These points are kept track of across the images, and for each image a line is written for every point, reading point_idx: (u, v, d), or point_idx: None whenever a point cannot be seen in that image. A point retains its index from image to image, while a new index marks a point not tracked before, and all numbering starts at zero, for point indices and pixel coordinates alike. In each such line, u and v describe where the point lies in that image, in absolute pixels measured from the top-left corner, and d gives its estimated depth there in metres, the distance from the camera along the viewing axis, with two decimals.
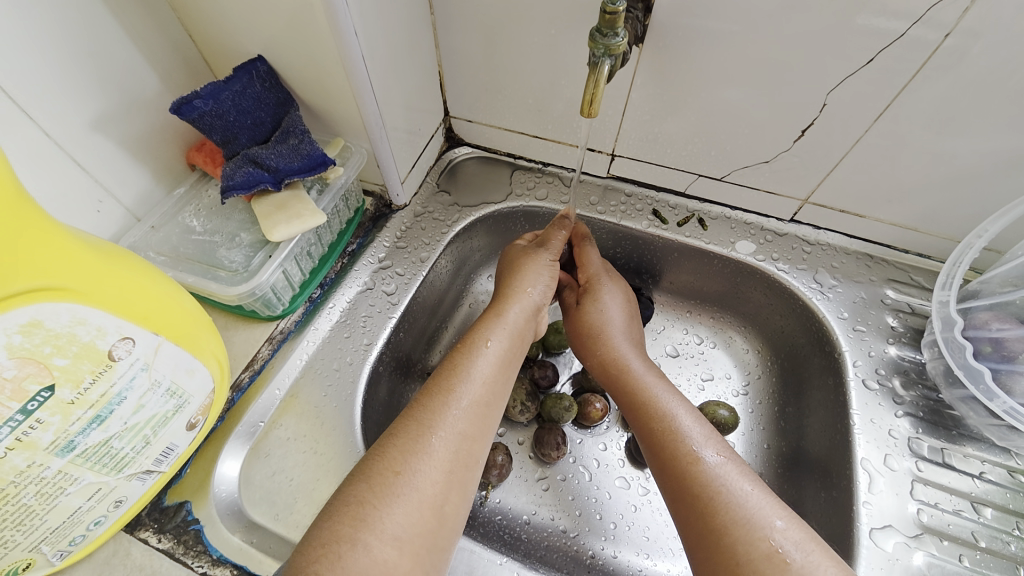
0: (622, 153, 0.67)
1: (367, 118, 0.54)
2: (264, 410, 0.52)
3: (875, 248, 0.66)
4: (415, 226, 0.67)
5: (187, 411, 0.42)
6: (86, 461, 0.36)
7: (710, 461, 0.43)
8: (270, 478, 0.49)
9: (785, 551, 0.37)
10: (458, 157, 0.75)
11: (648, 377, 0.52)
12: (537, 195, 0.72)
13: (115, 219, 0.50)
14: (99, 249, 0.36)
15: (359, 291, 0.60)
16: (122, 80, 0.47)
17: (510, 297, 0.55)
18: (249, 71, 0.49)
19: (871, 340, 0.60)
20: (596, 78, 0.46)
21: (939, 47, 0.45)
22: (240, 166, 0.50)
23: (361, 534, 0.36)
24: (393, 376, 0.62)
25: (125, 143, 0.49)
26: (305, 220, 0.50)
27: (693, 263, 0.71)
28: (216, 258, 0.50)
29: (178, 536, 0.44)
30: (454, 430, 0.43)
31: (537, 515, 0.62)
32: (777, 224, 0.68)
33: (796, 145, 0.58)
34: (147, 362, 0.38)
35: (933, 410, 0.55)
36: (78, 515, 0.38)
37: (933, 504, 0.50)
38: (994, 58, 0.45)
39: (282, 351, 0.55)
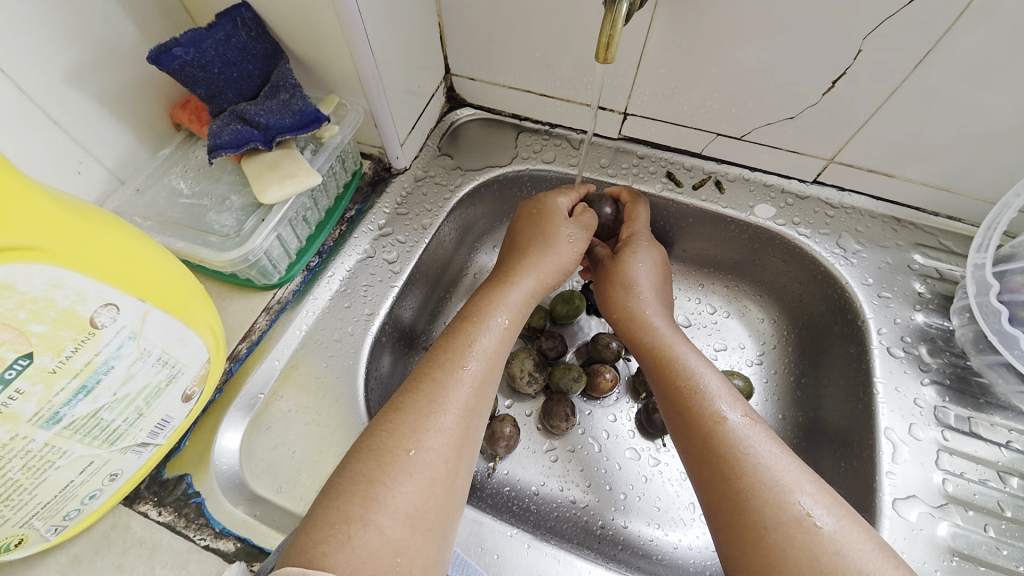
0: (635, 111, 0.63)
1: (362, 72, 0.50)
2: (263, 382, 0.50)
3: (902, 211, 0.62)
4: (416, 191, 0.64)
5: (181, 382, 0.40)
6: (74, 433, 0.35)
7: (734, 423, 0.42)
8: (271, 451, 0.48)
9: (815, 515, 0.36)
10: (460, 118, 0.71)
11: (675, 339, 0.51)
12: (545, 157, 0.68)
13: (96, 182, 0.47)
14: (73, 206, 0.33)
15: (360, 259, 0.58)
16: (94, 29, 0.43)
17: (516, 273, 0.52)
18: (233, 18, 0.45)
19: (896, 307, 0.57)
20: (612, 18, 0.43)
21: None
22: (228, 123, 0.46)
23: (372, 513, 0.34)
24: (396, 347, 0.60)
25: (102, 98, 0.45)
26: (299, 180, 0.47)
27: (709, 229, 0.67)
28: (206, 222, 0.47)
29: (179, 509, 0.43)
30: (461, 405, 0.42)
31: (547, 486, 0.60)
32: (798, 187, 0.64)
33: (824, 99, 0.54)
34: (135, 330, 0.35)
35: (960, 378, 0.53)
36: (70, 489, 0.37)
37: (959, 474, 0.48)
38: None
39: (280, 322, 0.53)
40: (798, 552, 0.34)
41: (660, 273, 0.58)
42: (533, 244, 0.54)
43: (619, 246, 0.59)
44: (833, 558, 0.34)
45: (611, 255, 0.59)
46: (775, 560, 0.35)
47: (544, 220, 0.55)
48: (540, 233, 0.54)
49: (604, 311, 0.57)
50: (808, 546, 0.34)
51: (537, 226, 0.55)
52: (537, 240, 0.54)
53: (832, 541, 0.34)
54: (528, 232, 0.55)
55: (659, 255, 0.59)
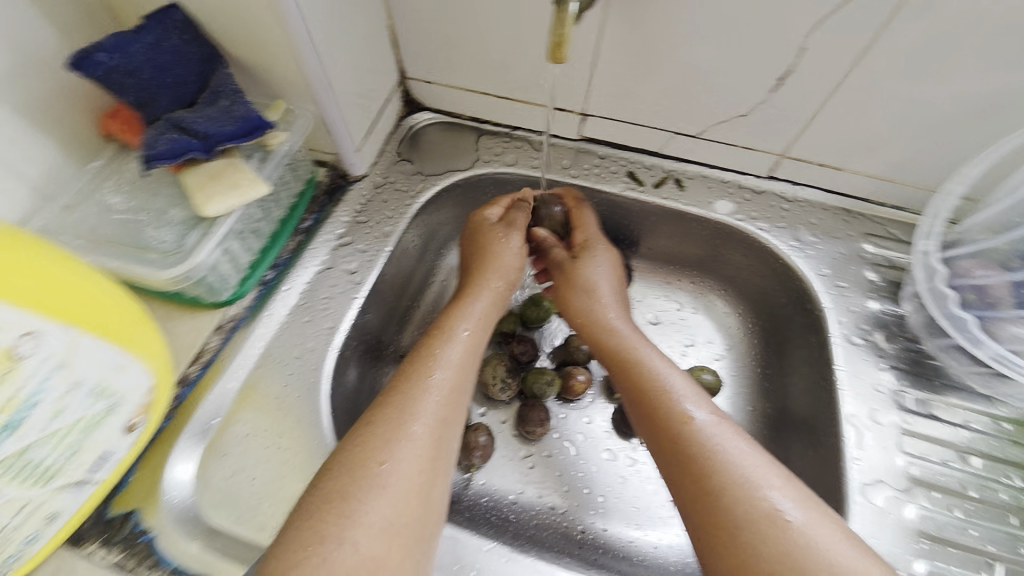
0: (594, 112, 0.63)
1: (308, 76, 0.48)
2: (216, 408, 0.47)
3: (853, 203, 0.63)
4: (376, 198, 0.62)
5: (122, 412, 0.37)
6: (4, 475, 0.31)
7: (702, 421, 0.42)
8: (228, 479, 0.45)
9: (785, 509, 0.36)
10: (418, 123, 0.69)
11: (638, 341, 0.51)
12: (505, 160, 0.67)
13: (19, 200, 0.43)
14: None
15: (319, 271, 0.56)
16: (9, 34, 0.39)
17: (477, 286, 0.53)
18: (163, 21, 0.43)
19: (852, 296, 0.58)
20: (562, 18, 0.42)
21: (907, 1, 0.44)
22: (163, 133, 0.44)
23: (347, 531, 0.33)
24: (362, 360, 0.58)
25: (22, 110, 0.42)
26: (244, 191, 0.45)
27: (670, 227, 0.68)
28: (146, 238, 0.44)
29: (127, 549, 0.40)
30: (432, 415, 0.40)
31: (524, 494, 0.59)
32: (754, 182, 0.65)
33: (773, 95, 0.54)
34: (64, 359, 0.33)
35: (915, 361, 0.54)
36: (3, 535, 0.34)
37: (921, 457, 0.50)
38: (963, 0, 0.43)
39: (234, 341, 0.50)
40: (774, 549, 0.34)
41: (618, 277, 0.58)
42: (492, 254, 0.55)
43: (575, 251, 0.58)
44: (805, 552, 0.34)
45: (569, 257, 0.58)
46: (749, 559, 0.35)
47: (486, 234, 0.56)
48: (496, 245, 0.55)
49: (568, 320, 0.57)
50: (781, 542, 0.34)
51: (480, 244, 0.56)
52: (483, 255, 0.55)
53: (801, 534, 0.35)
54: (490, 243, 0.55)
55: (615, 258, 0.59)
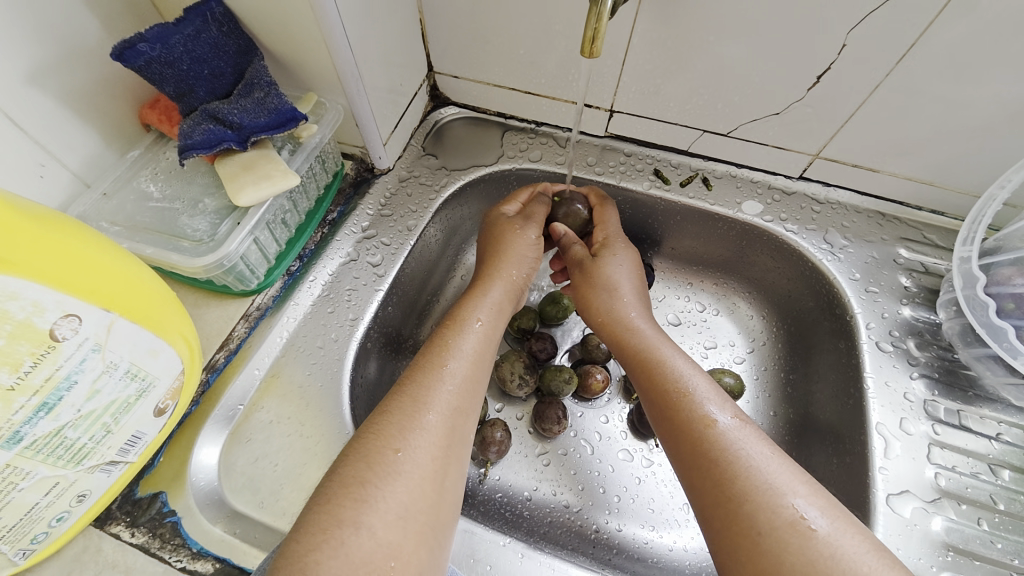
0: (622, 109, 0.62)
1: (341, 69, 0.48)
2: (242, 393, 0.48)
3: (887, 205, 0.62)
4: (400, 192, 0.62)
5: (153, 396, 0.38)
6: (36, 454, 0.32)
7: (724, 425, 0.41)
8: (252, 465, 0.46)
9: (808, 517, 0.35)
10: (444, 117, 0.69)
11: (658, 341, 0.50)
12: (530, 156, 0.67)
13: (61, 186, 0.45)
14: (26, 212, 0.31)
15: (342, 263, 0.56)
16: (56, 24, 0.40)
17: (492, 277, 0.53)
18: (202, 13, 0.43)
19: (884, 301, 0.57)
20: (597, 12, 0.41)
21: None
22: (199, 123, 0.44)
23: (364, 516, 0.33)
24: (382, 352, 0.58)
25: (67, 99, 0.43)
26: (276, 182, 0.45)
27: (696, 227, 0.67)
28: (179, 227, 0.45)
29: (153, 530, 0.41)
30: (447, 405, 0.40)
31: (539, 491, 0.59)
32: (785, 183, 0.64)
33: (809, 94, 0.53)
34: (100, 342, 0.33)
35: (949, 370, 0.53)
36: (36, 512, 0.35)
37: (950, 467, 0.48)
38: None
39: (259, 329, 0.51)
40: (795, 556, 0.34)
41: (639, 275, 0.58)
42: (507, 246, 0.55)
43: (595, 248, 0.58)
44: (830, 560, 0.33)
45: (589, 255, 0.57)
46: (771, 563, 0.34)
47: (506, 228, 0.56)
48: (513, 237, 0.55)
49: (587, 318, 0.56)
50: (804, 549, 0.34)
51: (501, 237, 0.56)
52: (499, 247, 0.55)
53: (825, 542, 0.34)
54: (508, 237, 0.55)
55: (636, 257, 0.58)
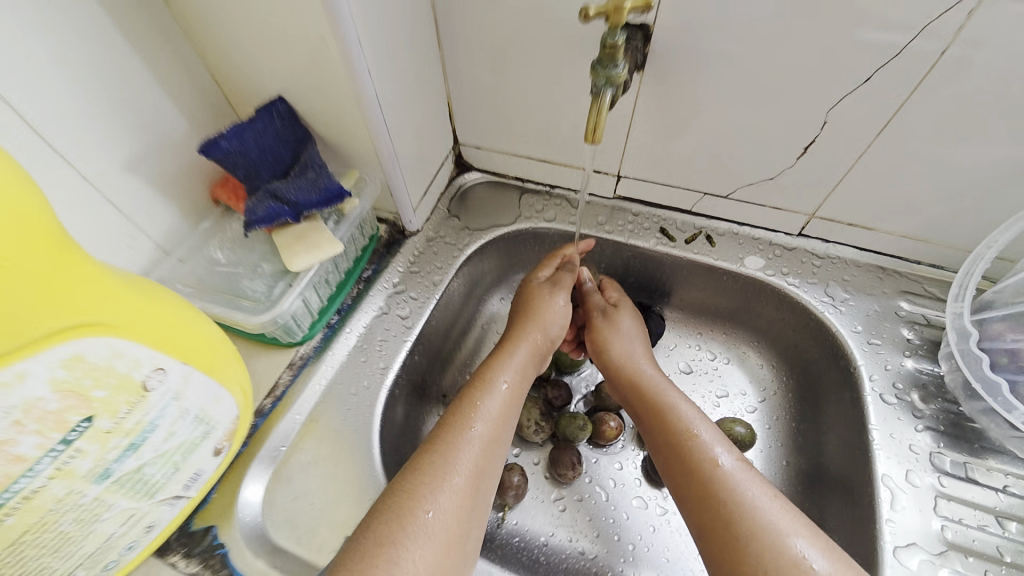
0: (628, 174, 0.69)
1: (382, 151, 0.57)
2: (285, 435, 0.53)
3: (886, 260, 0.66)
4: (427, 251, 0.69)
5: (214, 437, 0.44)
6: (120, 488, 0.38)
7: (729, 466, 0.44)
8: (291, 502, 0.50)
9: (811, 558, 0.38)
10: (467, 182, 0.77)
11: (665, 386, 0.54)
12: (546, 216, 0.74)
13: (144, 254, 0.53)
14: (132, 284, 0.38)
15: (375, 316, 0.62)
16: (153, 125, 0.50)
17: (519, 338, 0.57)
18: (269, 111, 0.53)
19: (887, 353, 0.59)
20: (597, 108, 0.48)
21: (931, 72, 0.47)
22: (262, 201, 0.52)
23: (395, 572, 0.37)
24: (409, 399, 0.63)
25: (155, 182, 0.52)
26: (323, 250, 0.52)
27: (703, 280, 0.71)
28: (240, 288, 0.52)
29: (205, 560, 0.46)
30: (472, 469, 0.45)
31: (555, 536, 0.61)
32: (785, 239, 0.68)
33: (799, 161, 0.59)
34: (178, 391, 0.39)
35: (954, 423, 0.54)
36: (112, 540, 0.39)
37: (957, 520, 0.49)
38: (992, 75, 0.46)
39: (301, 377, 0.57)
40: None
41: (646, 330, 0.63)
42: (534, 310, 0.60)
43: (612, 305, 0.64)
44: None
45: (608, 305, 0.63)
46: None
47: (535, 294, 0.62)
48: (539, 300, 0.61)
49: (603, 363, 0.60)
50: None
51: (528, 301, 0.61)
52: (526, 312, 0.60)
53: None
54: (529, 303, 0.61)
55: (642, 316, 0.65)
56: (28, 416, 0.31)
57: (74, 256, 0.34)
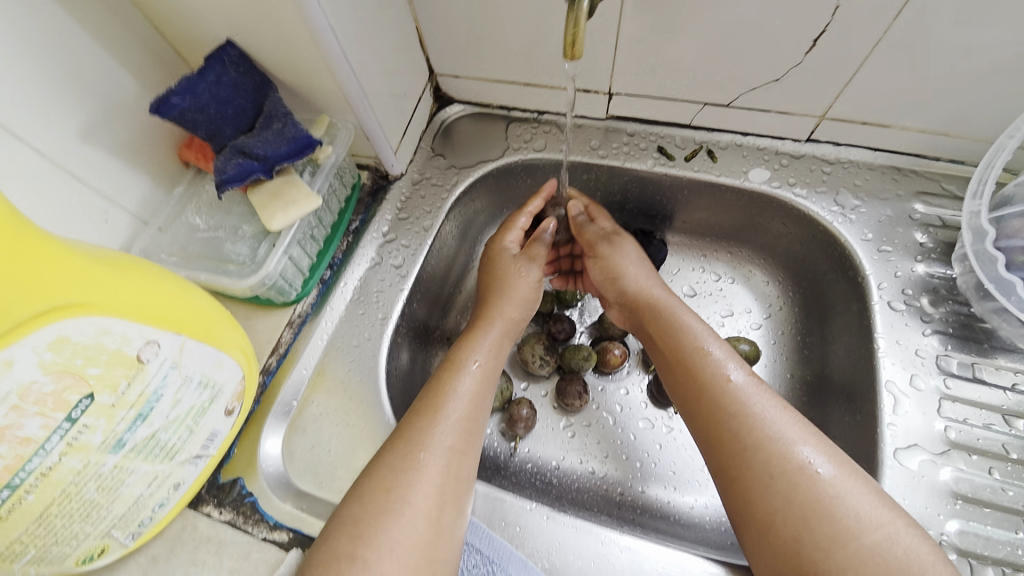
0: (620, 90, 0.63)
1: (348, 92, 0.52)
2: (295, 389, 0.55)
3: (903, 159, 0.61)
4: (414, 194, 0.67)
5: (222, 400, 0.45)
6: (138, 454, 0.39)
7: (739, 381, 0.45)
8: (310, 450, 0.53)
9: (816, 463, 0.40)
10: (450, 116, 0.72)
11: (676, 307, 0.54)
12: (535, 146, 0.69)
13: (121, 229, 0.51)
14: (106, 259, 0.37)
15: (368, 268, 0.62)
16: (99, 86, 0.46)
17: (489, 315, 0.57)
18: (221, 59, 0.48)
19: (897, 260, 0.57)
20: (575, 16, 0.43)
21: None
22: (231, 158, 0.50)
23: (360, 551, 0.39)
24: (413, 345, 0.64)
25: (117, 150, 0.49)
26: (301, 205, 0.50)
27: (706, 199, 0.68)
28: (224, 252, 0.51)
29: (236, 508, 0.48)
30: (443, 446, 0.44)
31: (566, 460, 0.64)
32: (793, 146, 0.63)
33: (808, 58, 0.53)
34: (176, 360, 0.40)
35: (964, 324, 0.53)
36: (142, 501, 0.41)
37: (961, 420, 0.49)
38: None
39: (303, 334, 0.57)
40: (803, 498, 0.39)
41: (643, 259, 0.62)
42: (502, 279, 0.59)
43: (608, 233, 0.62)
44: (834, 500, 0.39)
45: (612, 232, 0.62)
46: (780, 504, 0.39)
47: (500, 263, 0.61)
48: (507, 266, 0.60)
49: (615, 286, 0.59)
50: (813, 491, 0.39)
51: (494, 272, 0.61)
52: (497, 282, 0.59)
53: (831, 484, 0.39)
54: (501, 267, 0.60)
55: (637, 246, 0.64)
56: (26, 400, 0.32)
57: (43, 242, 0.33)
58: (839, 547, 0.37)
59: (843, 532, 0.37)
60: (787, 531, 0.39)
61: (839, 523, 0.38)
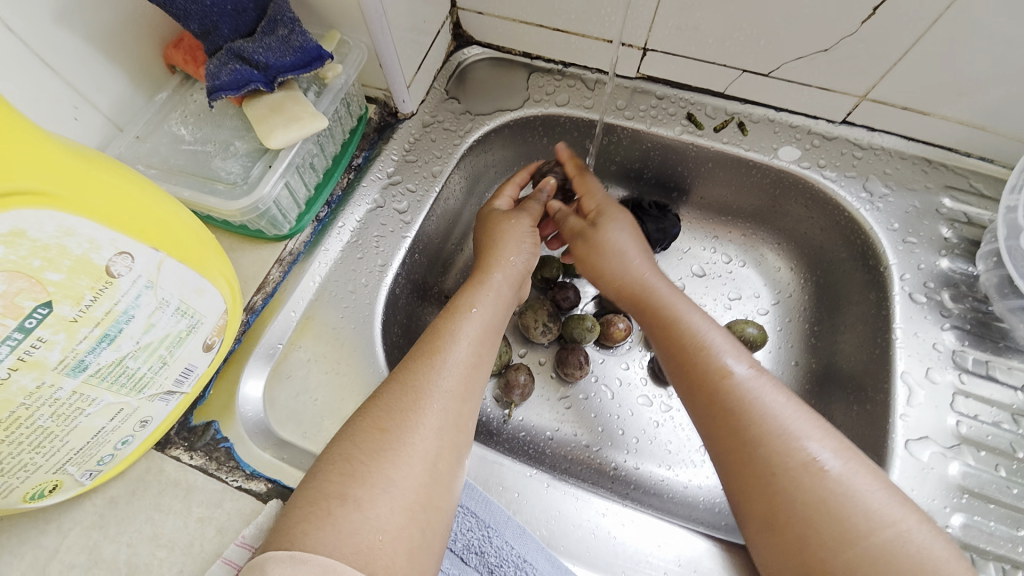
0: (656, 47, 0.59)
1: (364, 5, 0.46)
2: (281, 332, 0.51)
3: (934, 151, 0.59)
4: (424, 137, 0.62)
5: (201, 331, 0.40)
6: (101, 381, 0.34)
7: (741, 375, 0.42)
8: (293, 399, 0.49)
9: (823, 460, 0.37)
10: (467, 58, 0.66)
11: (677, 295, 0.50)
12: (557, 100, 0.65)
13: (94, 128, 0.45)
14: (75, 152, 0.32)
15: (369, 210, 0.57)
16: None
17: (491, 264, 0.53)
18: None
19: (921, 253, 0.55)
20: None
21: None
22: (226, 63, 0.44)
23: (350, 489, 0.35)
24: (410, 299, 0.60)
25: (92, 38, 0.42)
26: (305, 124, 0.45)
27: (727, 175, 0.65)
28: (211, 170, 0.46)
29: (209, 453, 0.44)
30: (444, 390, 0.41)
31: (560, 431, 0.62)
32: (826, 127, 0.61)
33: (863, 28, 0.49)
34: (151, 279, 0.35)
35: (981, 322, 0.52)
36: (102, 435, 0.37)
37: (973, 416, 0.49)
38: None
39: (294, 273, 0.53)
40: (807, 495, 0.37)
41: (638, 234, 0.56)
42: (502, 232, 0.55)
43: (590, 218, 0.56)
44: (842, 497, 0.36)
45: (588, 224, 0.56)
46: (784, 502, 0.37)
47: (498, 222, 0.56)
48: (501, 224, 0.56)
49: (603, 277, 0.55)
50: (818, 488, 0.36)
51: (491, 232, 0.56)
52: (495, 235, 0.55)
53: (839, 482, 0.37)
54: (496, 226, 0.56)
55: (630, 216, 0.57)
56: None
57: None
58: (846, 547, 0.35)
59: (850, 531, 0.35)
60: (790, 528, 0.37)
61: (846, 522, 0.35)
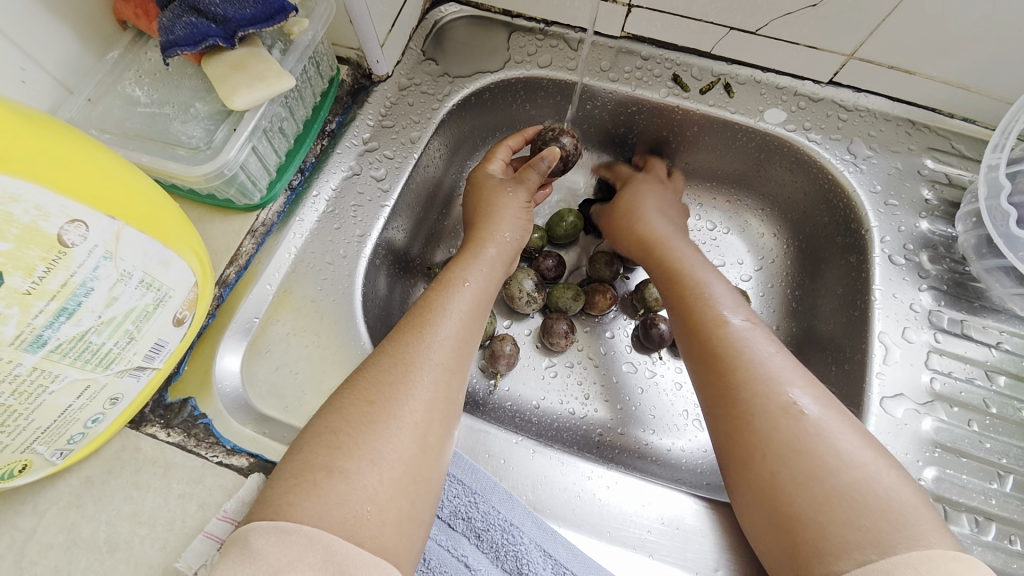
0: (641, 3, 0.56)
1: None
2: (257, 306, 0.49)
3: (918, 112, 0.59)
4: (401, 101, 0.59)
5: (169, 305, 0.38)
6: (63, 357, 0.33)
7: (737, 325, 0.44)
8: (273, 372, 0.48)
9: (803, 404, 0.38)
10: (444, 16, 0.63)
11: (691, 256, 0.54)
12: (539, 61, 0.62)
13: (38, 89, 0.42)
14: (14, 112, 0.30)
15: (344, 177, 0.54)
16: None
17: (484, 237, 0.52)
18: None
19: (902, 215, 0.56)
20: None
21: None
22: (180, 16, 0.40)
23: (335, 461, 0.34)
24: (392, 270, 0.58)
25: None
26: (270, 83, 0.42)
27: (713, 138, 0.64)
28: (172, 134, 0.43)
29: (187, 430, 0.43)
30: (433, 363, 0.41)
31: (546, 400, 0.62)
32: (812, 88, 0.60)
33: None
34: (110, 249, 0.33)
35: (957, 283, 0.53)
36: (70, 413, 0.35)
37: (947, 373, 0.50)
38: None
39: (268, 245, 0.51)
40: (784, 436, 0.37)
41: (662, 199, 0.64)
42: (494, 206, 0.54)
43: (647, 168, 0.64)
44: (818, 441, 0.37)
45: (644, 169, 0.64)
46: (764, 445, 0.38)
47: (493, 192, 0.55)
48: (491, 194, 0.55)
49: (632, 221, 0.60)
50: (796, 431, 0.37)
51: (480, 201, 0.55)
52: (488, 207, 0.54)
53: (817, 426, 0.37)
54: (487, 197, 0.55)
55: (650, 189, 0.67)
56: None
57: None
58: (818, 481, 0.35)
59: (821, 469, 0.35)
60: (765, 466, 0.37)
61: (818, 458, 0.36)
